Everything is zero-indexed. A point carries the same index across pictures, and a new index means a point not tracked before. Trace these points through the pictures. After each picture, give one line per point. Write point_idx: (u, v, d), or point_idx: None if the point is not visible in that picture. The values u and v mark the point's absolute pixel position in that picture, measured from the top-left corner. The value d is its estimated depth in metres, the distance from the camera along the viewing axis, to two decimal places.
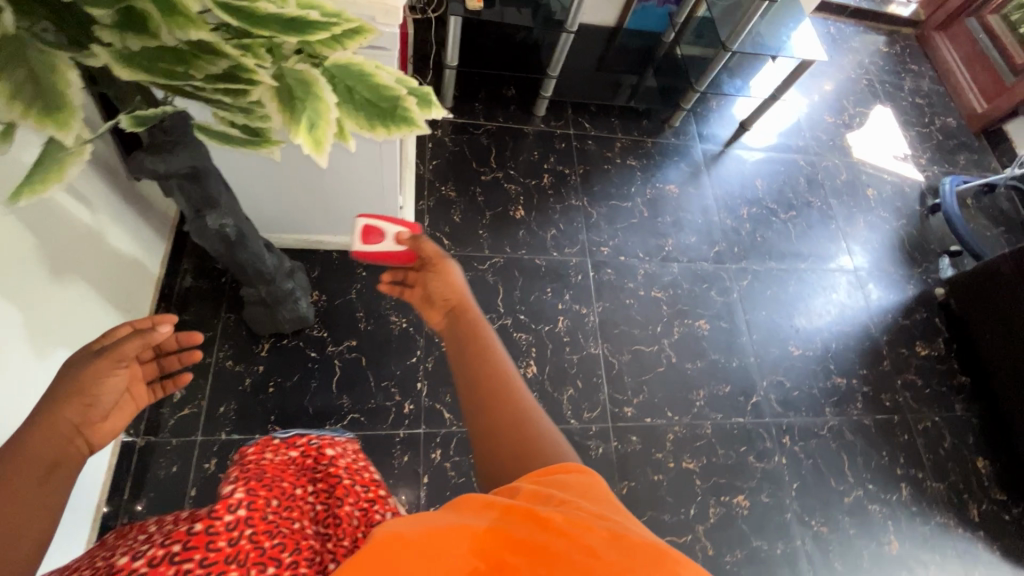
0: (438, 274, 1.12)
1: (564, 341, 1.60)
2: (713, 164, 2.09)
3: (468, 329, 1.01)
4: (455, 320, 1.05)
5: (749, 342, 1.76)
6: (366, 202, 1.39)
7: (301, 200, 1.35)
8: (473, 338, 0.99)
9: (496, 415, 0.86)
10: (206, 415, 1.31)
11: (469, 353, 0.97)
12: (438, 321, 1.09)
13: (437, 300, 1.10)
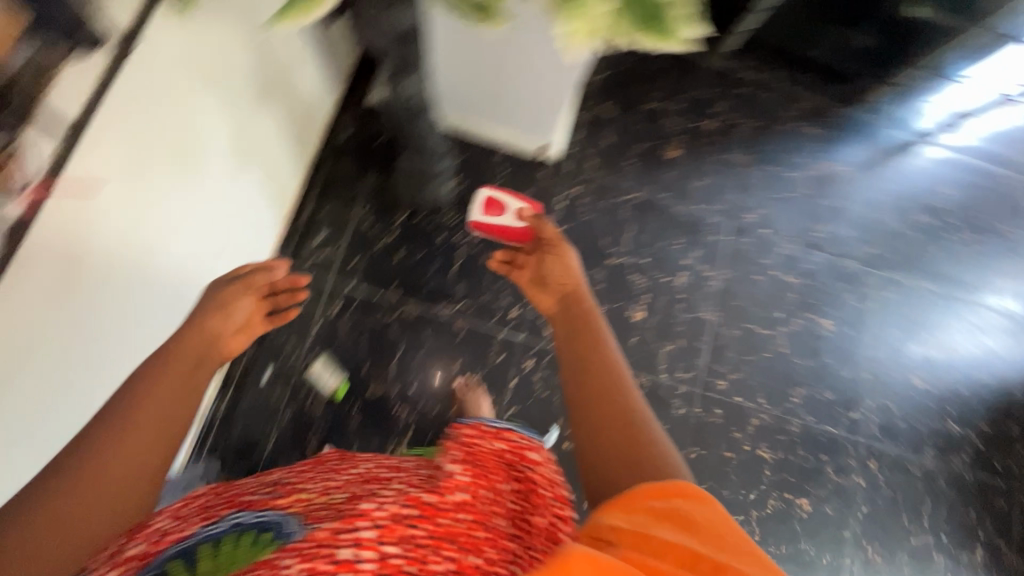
0: (556, 259, 1.10)
1: (678, 297, 1.56)
2: (897, 153, 1.80)
3: (582, 321, 0.98)
4: (571, 308, 1.02)
5: (869, 359, 1.62)
6: (537, 101, 1.34)
7: (477, 83, 1.33)
8: (585, 332, 0.96)
9: (602, 416, 0.83)
10: (340, 264, 1.42)
11: (581, 344, 0.94)
12: (549, 305, 1.06)
13: (551, 285, 1.08)
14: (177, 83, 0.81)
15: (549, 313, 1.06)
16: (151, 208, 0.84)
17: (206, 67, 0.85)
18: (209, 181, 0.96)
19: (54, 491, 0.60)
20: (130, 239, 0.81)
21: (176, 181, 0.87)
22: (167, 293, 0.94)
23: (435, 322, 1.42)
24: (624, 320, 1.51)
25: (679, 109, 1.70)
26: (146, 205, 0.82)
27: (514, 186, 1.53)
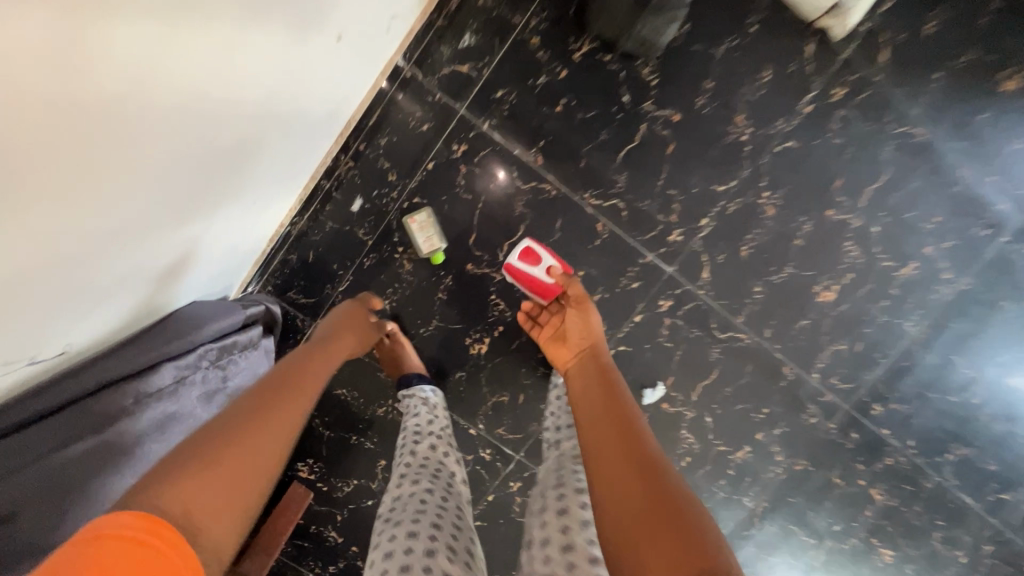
0: (574, 314, 0.97)
1: (888, 293, 1.13)
2: None
3: (604, 380, 0.85)
4: (585, 369, 0.89)
5: None
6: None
7: None
8: (602, 390, 0.82)
9: (593, 457, 0.71)
10: (479, 91, 1.03)
11: (596, 399, 0.81)
12: (565, 361, 0.95)
13: (573, 340, 0.96)
14: None
15: (564, 371, 0.94)
16: None
17: None
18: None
19: (190, 468, 0.52)
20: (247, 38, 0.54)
21: None
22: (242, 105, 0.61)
23: (574, 213, 1.07)
24: (805, 296, 1.13)
25: None
26: None
27: (754, 56, 1.02)
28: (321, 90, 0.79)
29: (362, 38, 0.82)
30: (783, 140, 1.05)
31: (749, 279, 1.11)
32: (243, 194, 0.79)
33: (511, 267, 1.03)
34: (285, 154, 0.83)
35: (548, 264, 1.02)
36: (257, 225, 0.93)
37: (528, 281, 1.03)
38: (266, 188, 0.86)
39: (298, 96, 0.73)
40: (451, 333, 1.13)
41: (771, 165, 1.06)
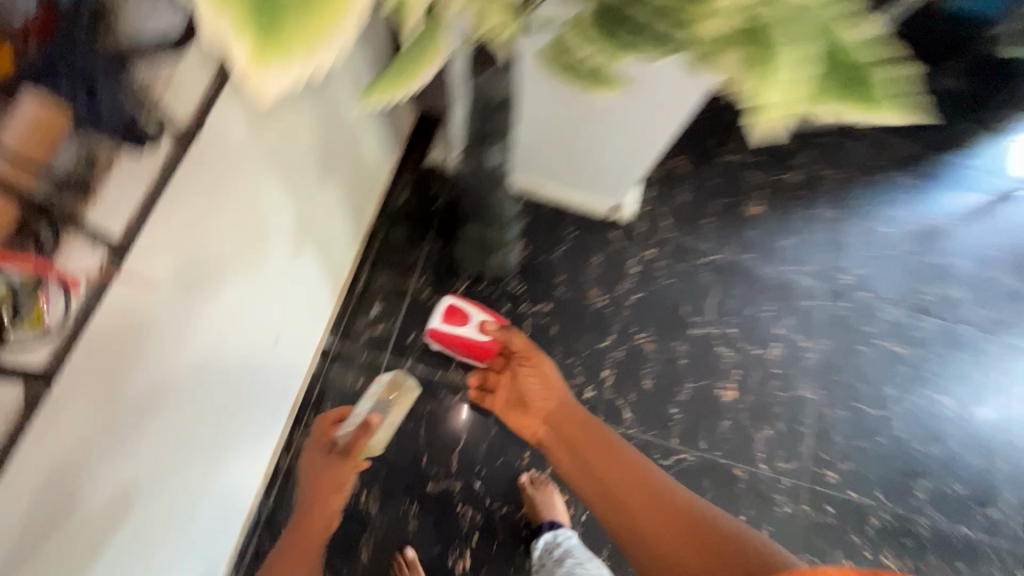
0: (529, 372, 1.09)
1: (773, 373, 1.36)
2: (1005, 200, 1.64)
3: (585, 436, 0.94)
4: (559, 425, 0.99)
5: (1003, 442, 1.38)
6: (632, 164, 1.11)
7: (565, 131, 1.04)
8: (595, 452, 0.91)
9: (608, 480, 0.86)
10: (396, 341, 1.29)
11: (589, 465, 0.89)
12: (537, 432, 1.02)
13: (533, 406, 1.05)
14: (245, 171, 0.69)
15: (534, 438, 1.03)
16: (218, 322, 0.74)
17: (278, 143, 0.74)
18: (270, 264, 0.83)
19: None
20: (202, 357, 0.73)
21: (240, 282, 0.76)
22: (186, 393, 0.72)
23: None
24: (713, 400, 1.32)
25: (759, 160, 1.56)
26: (212, 318, 0.73)
27: (583, 250, 1.40)
28: (229, 408, 0.85)
29: (289, 343, 1.01)
30: (630, 294, 1.38)
31: (664, 404, 1.31)
32: (219, 477, 0.90)
33: (440, 331, 1.22)
34: (211, 472, 0.86)
35: (478, 319, 1.23)
36: (194, 552, 0.90)
37: (461, 341, 1.22)
38: (223, 489, 0.93)
39: (205, 418, 0.79)
40: (433, 557, 1.16)
41: (632, 315, 1.37)
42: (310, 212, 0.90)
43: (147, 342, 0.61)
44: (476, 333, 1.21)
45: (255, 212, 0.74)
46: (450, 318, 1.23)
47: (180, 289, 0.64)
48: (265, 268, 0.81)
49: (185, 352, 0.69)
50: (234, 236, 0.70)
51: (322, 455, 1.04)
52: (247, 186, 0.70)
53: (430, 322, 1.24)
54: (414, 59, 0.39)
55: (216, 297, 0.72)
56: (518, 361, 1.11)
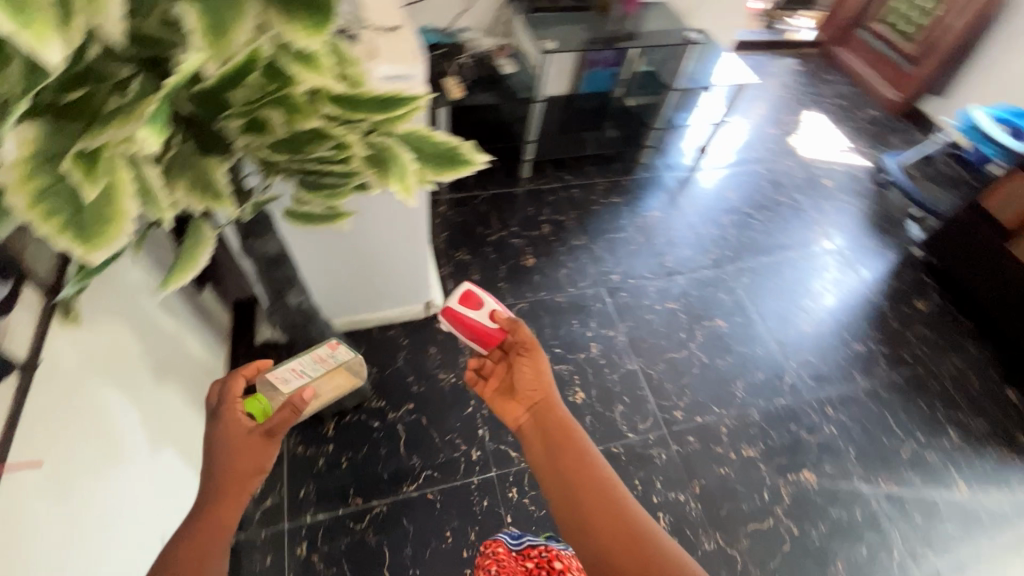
0: (528, 360, 1.11)
1: (602, 363, 1.70)
2: (680, 187, 2.35)
3: (562, 434, 1.00)
4: (540, 418, 1.04)
5: (765, 329, 1.89)
6: (416, 268, 1.35)
7: (354, 269, 1.26)
8: (567, 447, 0.98)
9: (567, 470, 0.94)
10: (290, 502, 1.35)
11: (557, 462, 0.96)
12: (519, 417, 1.07)
13: (520, 395, 1.09)
14: (84, 385, 0.82)
15: (516, 425, 1.07)
16: (90, 527, 0.79)
17: (107, 356, 0.89)
18: (128, 468, 0.92)
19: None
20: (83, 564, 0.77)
21: (102, 484, 0.83)
22: None
23: (407, 505, 1.38)
24: (571, 406, 1.60)
25: (517, 228, 2.04)
26: (85, 524, 0.78)
27: (420, 347, 1.65)
28: None
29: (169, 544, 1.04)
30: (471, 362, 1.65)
31: None
32: None
33: (451, 312, 1.20)
34: None
35: (489, 308, 1.21)
36: None
37: (468, 326, 1.20)
38: None
39: None
40: None
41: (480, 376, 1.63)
42: (156, 410, 1.03)
43: (35, 553, 0.66)
44: (486, 319, 1.19)
45: (102, 419, 0.85)
46: (465, 301, 1.22)
47: (53, 497, 0.71)
48: (120, 468, 0.89)
49: (68, 560, 0.73)
50: (88, 441, 0.80)
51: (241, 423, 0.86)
52: (93, 400, 0.83)
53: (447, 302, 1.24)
54: (188, 259, 0.72)
55: (83, 501, 0.79)
56: (517, 351, 1.13)
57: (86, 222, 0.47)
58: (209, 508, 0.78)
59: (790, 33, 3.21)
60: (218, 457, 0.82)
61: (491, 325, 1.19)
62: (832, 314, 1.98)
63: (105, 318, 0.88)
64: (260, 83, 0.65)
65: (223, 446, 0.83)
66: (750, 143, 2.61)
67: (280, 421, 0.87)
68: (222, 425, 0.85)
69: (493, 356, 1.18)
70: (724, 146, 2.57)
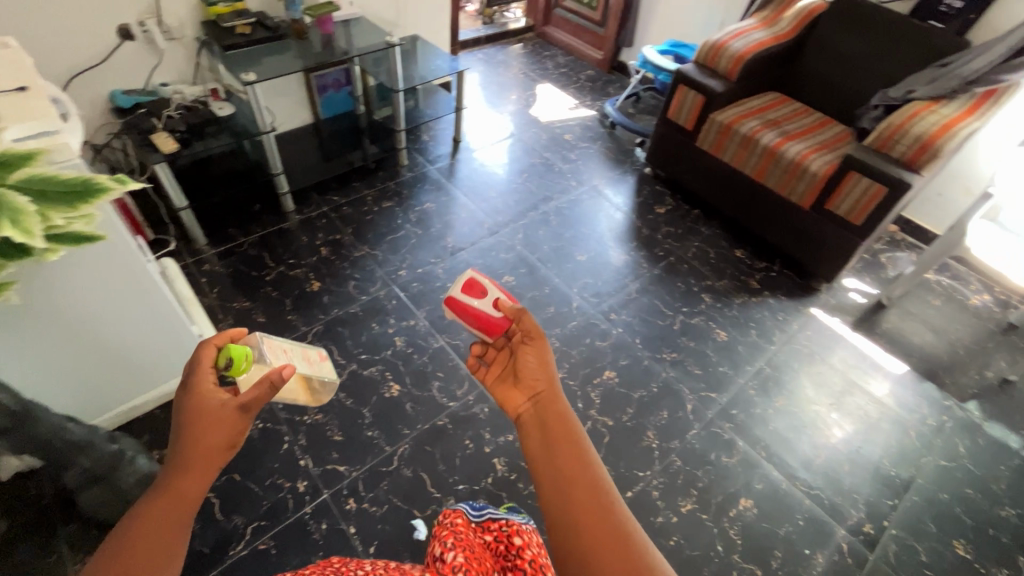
0: (534, 346, 0.91)
1: (409, 352, 1.77)
2: (447, 176, 2.52)
3: (567, 433, 0.77)
4: (546, 407, 0.82)
5: (546, 270, 2.12)
6: (150, 322, 1.28)
7: (66, 344, 1.16)
8: (567, 445, 0.75)
9: (558, 459, 0.73)
10: None
11: (557, 464, 0.72)
12: (520, 407, 0.85)
13: (526, 381, 0.87)
14: None
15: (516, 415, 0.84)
16: None
17: None
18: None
19: (111, 555, 0.60)
20: None
21: None
22: None
23: (238, 568, 1.28)
24: (389, 401, 1.63)
25: (294, 260, 2.01)
26: None
27: None
28: None
29: None
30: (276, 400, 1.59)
31: (362, 435, 1.55)
32: None
33: (455, 302, 1.10)
34: None
35: (492, 298, 1.10)
36: None
37: (474, 315, 1.08)
38: None
39: None
40: None
41: (289, 410, 1.58)
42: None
43: None
44: (489, 309, 1.09)
45: None
46: (469, 291, 1.11)
47: None
48: None
49: None
50: None
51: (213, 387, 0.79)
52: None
53: (449, 289, 1.14)
54: None
55: None
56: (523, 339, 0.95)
57: None
58: (174, 480, 0.68)
59: (508, 25, 3.64)
60: (187, 423, 0.73)
61: (496, 313, 1.09)
62: (596, 240, 2.28)
63: None
64: None
65: (191, 414, 0.74)
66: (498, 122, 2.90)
67: (257, 397, 0.78)
68: (193, 393, 0.77)
69: (496, 344, 1.04)
70: (478, 131, 2.82)
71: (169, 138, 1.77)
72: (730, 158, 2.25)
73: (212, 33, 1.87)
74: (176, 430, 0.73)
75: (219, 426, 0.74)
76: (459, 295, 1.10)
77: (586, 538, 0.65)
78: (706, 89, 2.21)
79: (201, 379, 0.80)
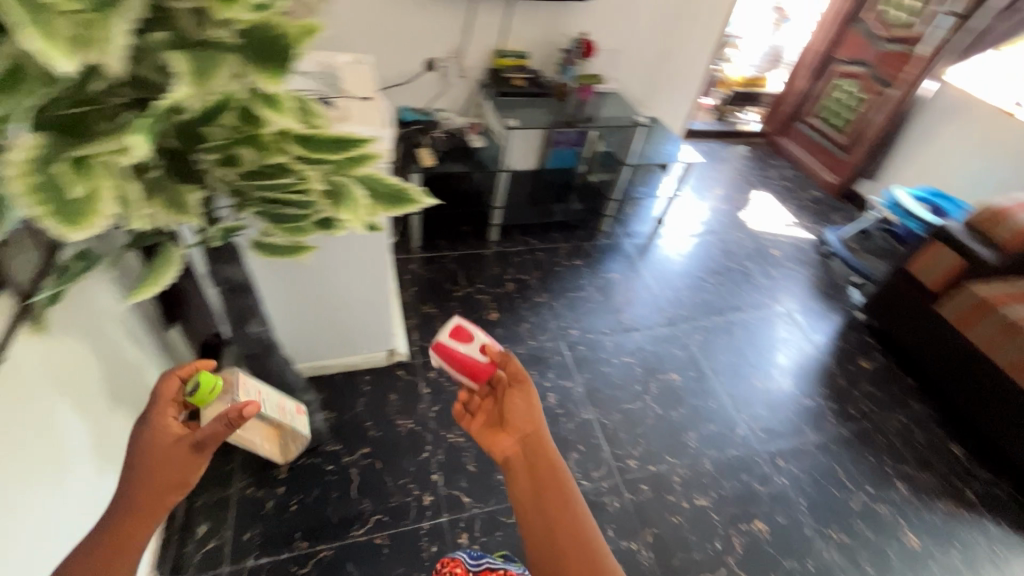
0: (517, 396, 1.02)
1: (558, 411, 1.75)
2: (640, 253, 2.52)
3: (553, 481, 0.89)
4: (531, 453, 0.93)
5: (716, 381, 1.98)
6: (373, 307, 1.45)
7: (313, 306, 1.37)
8: (554, 493, 0.87)
9: (549, 502, 0.86)
10: (232, 546, 1.32)
11: (543, 516, 0.84)
12: (505, 450, 0.96)
13: (513, 427, 0.97)
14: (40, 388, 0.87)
15: (504, 458, 0.95)
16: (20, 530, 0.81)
17: (67, 374, 0.93)
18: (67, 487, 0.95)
19: None
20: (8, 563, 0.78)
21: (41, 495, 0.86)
22: None
23: (352, 550, 1.36)
24: None
25: (481, 286, 2.16)
26: (14, 524, 0.79)
27: (380, 394, 1.69)
28: None
29: None
30: (430, 408, 1.69)
31: (491, 475, 1.56)
32: None
33: (441, 344, 1.17)
34: None
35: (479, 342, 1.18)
36: None
37: (458, 359, 1.15)
38: None
39: None
40: None
41: (438, 423, 1.66)
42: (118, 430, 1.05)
43: None
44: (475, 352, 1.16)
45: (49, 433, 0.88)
46: (457, 336, 1.19)
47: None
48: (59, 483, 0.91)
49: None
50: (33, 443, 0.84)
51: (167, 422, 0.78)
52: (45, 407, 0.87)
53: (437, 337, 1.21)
54: (158, 271, 0.82)
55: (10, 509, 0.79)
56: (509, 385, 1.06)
57: (75, 211, 0.57)
58: (125, 526, 0.70)
59: (740, 126, 3.59)
60: (138, 473, 0.72)
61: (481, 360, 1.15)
62: (780, 370, 2.08)
63: (66, 331, 0.94)
64: (237, 125, 0.79)
65: (140, 453, 0.73)
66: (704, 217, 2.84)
67: (214, 433, 0.76)
68: (148, 429, 0.77)
69: (480, 392, 1.10)
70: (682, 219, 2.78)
71: (429, 154, 2.05)
72: (977, 339, 1.91)
73: (493, 79, 2.16)
74: (124, 475, 0.72)
75: (164, 469, 0.73)
76: (446, 340, 1.16)
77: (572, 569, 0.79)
78: (969, 255, 1.92)
79: (154, 422, 0.78)
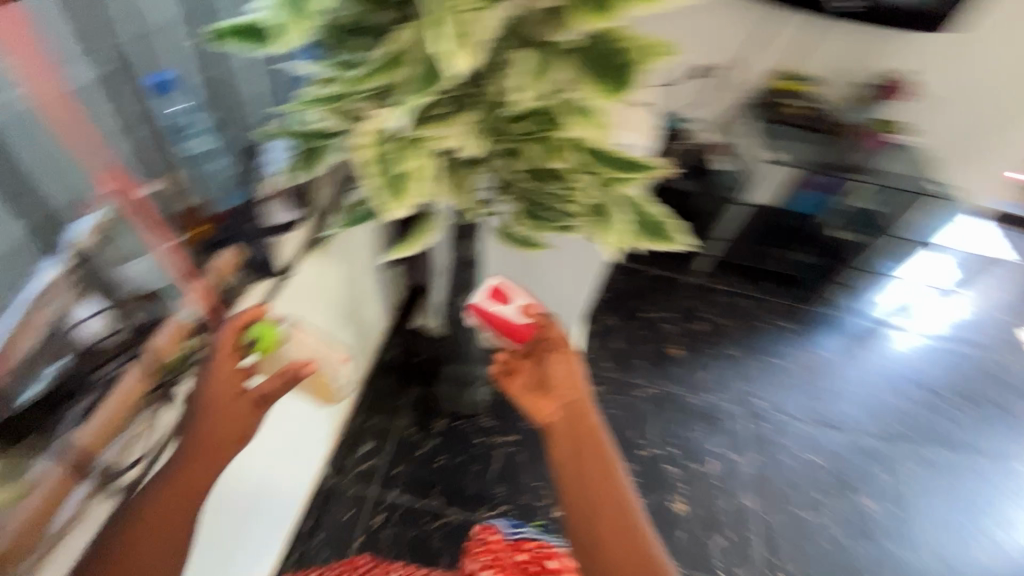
0: (558, 358, 0.98)
1: (714, 484, 1.57)
2: (870, 337, 2.03)
3: (593, 453, 0.90)
4: (573, 421, 0.93)
5: (925, 534, 1.58)
6: (569, 314, 1.40)
7: None
8: (597, 465, 0.89)
9: (594, 477, 0.88)
10: (383, 473, 1.45)
11: (583, 485, 0.88)
12: (550, 416, 0.95)
13: (555, 394, 0.97)
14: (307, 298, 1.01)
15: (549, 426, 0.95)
16: None
17: (327, 292, 1.07)
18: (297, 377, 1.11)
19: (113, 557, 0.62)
20: None
21: None
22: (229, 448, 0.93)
23: (475, 528, 1.39)
24: (667, 514, 1.50)
25: (671, 314, 2.00)
26: None
27: None
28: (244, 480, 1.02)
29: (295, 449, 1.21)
30: None
31: None
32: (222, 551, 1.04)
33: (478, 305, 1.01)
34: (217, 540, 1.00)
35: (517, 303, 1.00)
36: None
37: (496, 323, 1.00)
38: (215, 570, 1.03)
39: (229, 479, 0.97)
40: None
41: None
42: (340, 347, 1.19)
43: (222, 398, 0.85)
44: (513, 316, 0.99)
45: None
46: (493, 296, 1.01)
47: None
48: None
49: None
50: None
51: (231, 373, 0.72)
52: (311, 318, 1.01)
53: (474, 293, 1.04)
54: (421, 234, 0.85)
55: None
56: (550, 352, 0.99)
57: (398, 187, 0.61)
58: (180, 475, 0.68)
59: None
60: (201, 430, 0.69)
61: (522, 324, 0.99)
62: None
63: (338, 256, 1.07)
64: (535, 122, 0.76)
65: (205, 404, 0.70)
66: (980, 311, 2.15)
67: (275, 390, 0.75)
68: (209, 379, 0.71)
69: (518, 353, 1.02)
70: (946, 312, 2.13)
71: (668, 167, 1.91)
72: None
73: (766, 102, 1.94)
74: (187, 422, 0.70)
75: (225, 424, 0.70)
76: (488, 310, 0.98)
77: (608, 542, 0.84)
78: None
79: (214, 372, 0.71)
